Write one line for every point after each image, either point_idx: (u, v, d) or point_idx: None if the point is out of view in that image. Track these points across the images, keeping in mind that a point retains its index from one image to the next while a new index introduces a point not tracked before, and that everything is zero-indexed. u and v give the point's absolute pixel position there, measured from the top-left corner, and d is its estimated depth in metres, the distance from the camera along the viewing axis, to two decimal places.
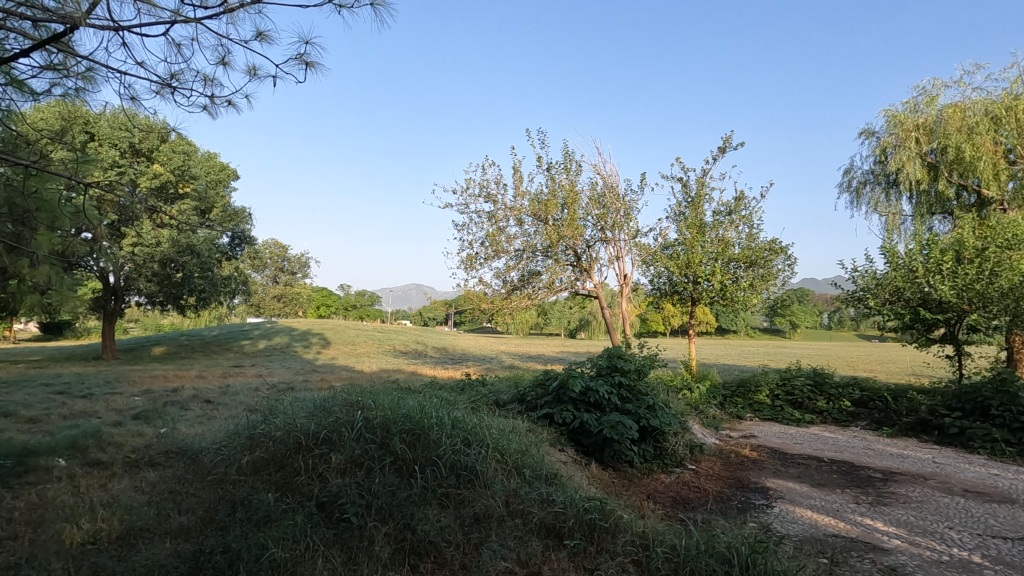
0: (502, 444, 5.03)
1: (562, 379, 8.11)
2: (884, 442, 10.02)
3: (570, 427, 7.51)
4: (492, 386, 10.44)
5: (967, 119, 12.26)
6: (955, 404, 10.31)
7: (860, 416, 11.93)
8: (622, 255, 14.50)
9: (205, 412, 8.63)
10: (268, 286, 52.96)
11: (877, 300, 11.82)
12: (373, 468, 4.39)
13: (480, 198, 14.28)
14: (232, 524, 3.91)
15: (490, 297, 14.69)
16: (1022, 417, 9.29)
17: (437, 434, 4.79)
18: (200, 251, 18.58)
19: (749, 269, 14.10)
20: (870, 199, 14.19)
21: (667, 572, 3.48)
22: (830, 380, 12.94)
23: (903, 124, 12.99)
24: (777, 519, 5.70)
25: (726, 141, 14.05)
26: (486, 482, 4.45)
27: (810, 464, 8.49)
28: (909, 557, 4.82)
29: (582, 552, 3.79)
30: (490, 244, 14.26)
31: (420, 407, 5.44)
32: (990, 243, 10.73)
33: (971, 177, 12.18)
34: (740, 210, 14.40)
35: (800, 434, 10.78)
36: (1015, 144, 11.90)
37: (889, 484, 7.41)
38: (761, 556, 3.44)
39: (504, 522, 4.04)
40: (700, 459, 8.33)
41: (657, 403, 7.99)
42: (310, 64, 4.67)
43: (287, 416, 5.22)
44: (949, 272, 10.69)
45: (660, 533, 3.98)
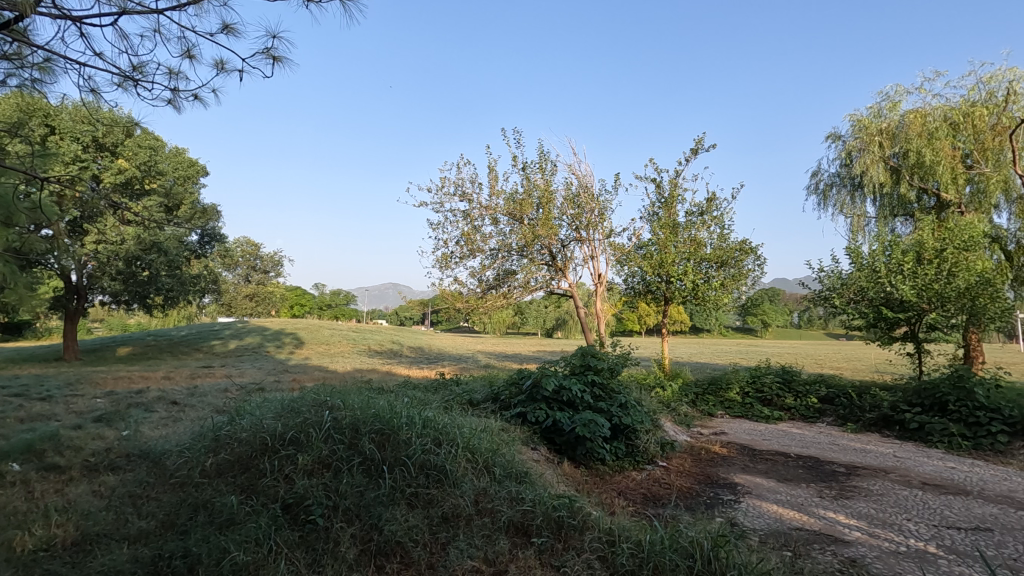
0: (472, 443, 5.02)
1: (535, 378, 8.14)
2: (849, 438, 10.31)
3: (543, 426, 7.54)
4: (466, 386, 10.41)
5: (927, 124, 12.68)
6: (915, 400, 10.66)
7: (826, 413, 12.24)
8: (596, 255, 14.59)
9: (171, 414, 8.41)
10: (239, 285, 51.91)
11: (842, 300, 12.17)
12: (341, 469, 4.34)
13: (455, 197, 14.24)
14: (194, 527, 3.82)
15: (465, 296, 14.67)
16: (977, 412, 9.66)
17: (407, 434, 4.76)
18: (167, 249, 18.09)
19: (720, 269, 14.36)
20: (837, 201, 14.56)
21: (631, 567, 3.52)
22: (798, 378, 13.26)
23: (867, 128, 13.38)
24: (743, 514, 5.82)
25: (698, 143, 14.25)
26: (456, 482, 4.43)
27: (777, 459, 8.69)
28: (868, 549, 4.98)
29: (549, 549, 3.81)
30: (465, 243, 14.23)
31: (390, 407, 5.39)
32: (948, 244, 11.11)
33: (931, 181, 12.62)
34: (712, 211, 14.64)
35: (769, 430, 11.03)
36: (972, 149, 12.34)
37: (852, 478, 7.63)
38: (723, 550, 3.52)
39: (472, 521, 4.03)
40: (671, 456, 8.47)
41: (629, 401, 8.11)
42: (277, 59, 4.62)
43: (254, 417, 5.13)
44: (910, 272, 11.04)
45: (626, 529, 4.03)
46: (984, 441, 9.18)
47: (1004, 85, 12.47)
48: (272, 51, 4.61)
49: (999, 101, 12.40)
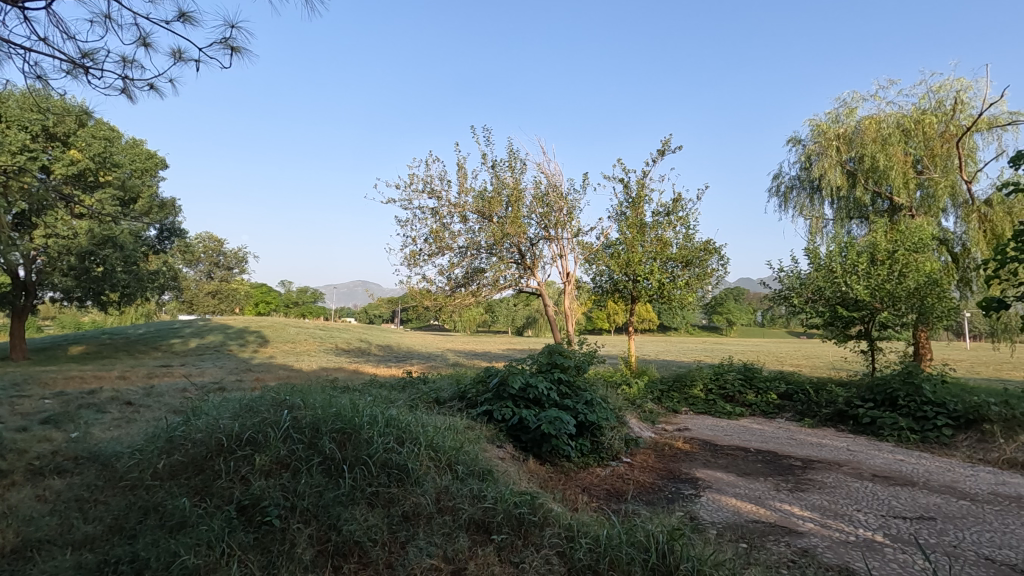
0: (436, 442, 4.99)
1: (502, 376, 8.14)
2: (805, 433, 10.66)
3: (509, 423, 7.54)
4: (432, 384, 10.32)
5: (881, 131, 13.22)
6: (868, 395, 11.08)
7: (785, 408, 12.62)
8: (565, 254, 14.69)
9: (124, 414, 8.12)
10: (201, 282, 50.38)
11: (800, 299, 12.57)
12: (300, 469, 4.26)
13: (424, 194, 14.12)
14: (143, 531, 3.71)
15: (434, 294, 14.60)
16: (924, 406, 10.12)
17: (369, 433, 4.71)
18: (124, 243, 17.40)
19: (685, 269, 14.63)
20: (797, 204, 15.01)
21: (588, 562, 3.56)
22: (759, 375, 13.63)
23: (826, 133, 13.89)
24: (703, 508, 5.97)
25: (665, 144, 14.48)
26: (417, 480, 4.40)
27: (737, 454, 8.91)
28: (819, 539, 5.16)
29: (508, 547, 3.83)
30: (433, 240, 14.15)
31: (353, 405, 5.32)
32: (899, 246, 11.57)
33: (884, 184, 13.13)
34: (678, 211, 14.89)
35: (730, 426, 11.31)
36: (922, 155, 12.89)
37: (807, 471, 7.89)
38: (677, 543, 3.60)
39: (433, 519, 4.01)
40: (635, 452, 8.60)
41: (595, 398, 8.20)
42: (236, 48, 4.52)
43: (210, 417, 5.00)
44: (864, 272, 11.48)
45: (585, 524, 4.08)
46: (930, 434, 9.62)
47: (952, 94, 13.06)
48: (231, 41, 4.49)
49: (947, 109, 12.97)
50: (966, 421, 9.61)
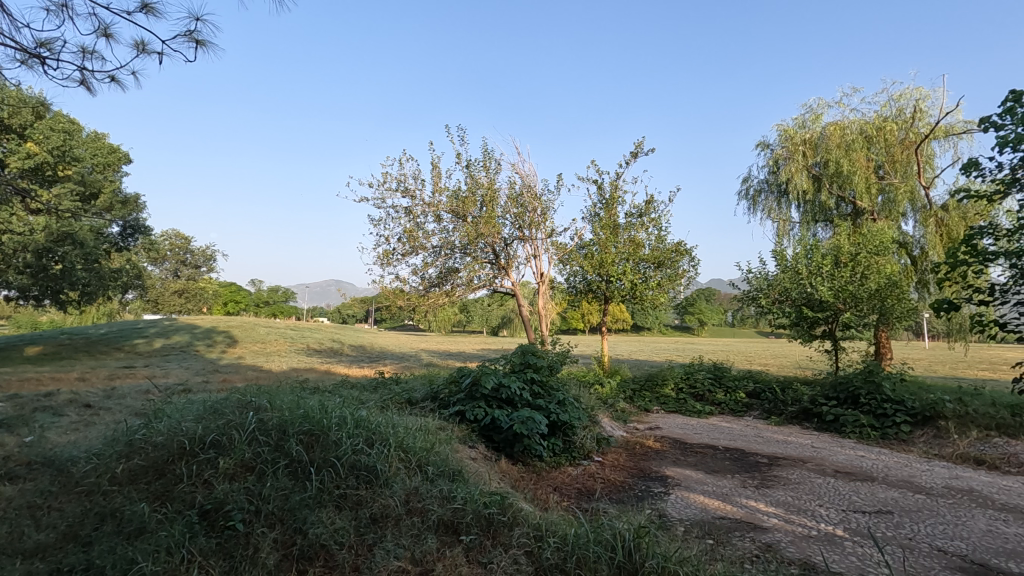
0: (406, 443, 4.96)
1: (474, 376, 8.11)
2: (772, 430, 10.92)
3: (481, 424, 7.52)
4: (405, 384, 10.23)
5: (845, 137, 13.65)
6: (832, 393, 11.40)
7: (753, 407, 12.89)
8: (539, 254, 14.74)
9: (83, 418, 7.83)
10: (167, 280, 48.95)
11: (768, 300, 12.87)
12: (265, 472, 4.18)
13: (398, 193, 13.99)
14: (99, 538, 3.59)
15: (407, 293, 14.49)
16: (884, 404, 10.47)
17: (337, 434, 4.64)
18: (84, 240, 16.80)
19: (657, 269, 14.82)
20: (765, 207, 15.34)
21: (556, 561, 3.58)
22: (728, 374, 13.90)
23: (793, 138, 14.27)
24: (672, 505, 6.07)
25: (638, 146, 14.66)
26: (387, 482, 4.36)
27: (706, 452, 9.08)
28: (783, 534, 5.29)
29: (477, 547, 3.83)
30: (407, 239, 14.04)
31: (321, 407, 5.25)
32: (861, 249, 11.92)
33: (848, 189, 13.54)
34: (650, 213, 15.08)
35: (700, 424, 11.51)
36: (884, 161, 13.32)
37: (773, 468, 8.09)
38: (644, 541, 3.65)
39: (402, 521, 3.98)
40: (606, 451, 8.69)
41: (567, 398, 8.26)
42: (200, 41, 4.42)
43: (173, 420, 4.86)
44: (828, 274, 11.81)
45: (554, 524, 4.10)
46: (890, 431, 9.96)
47: (912, 103, 13.53)
48: (195, 34, 4.37)
49: (907, 117, 13.44)
50: (923, 418, 9.97)
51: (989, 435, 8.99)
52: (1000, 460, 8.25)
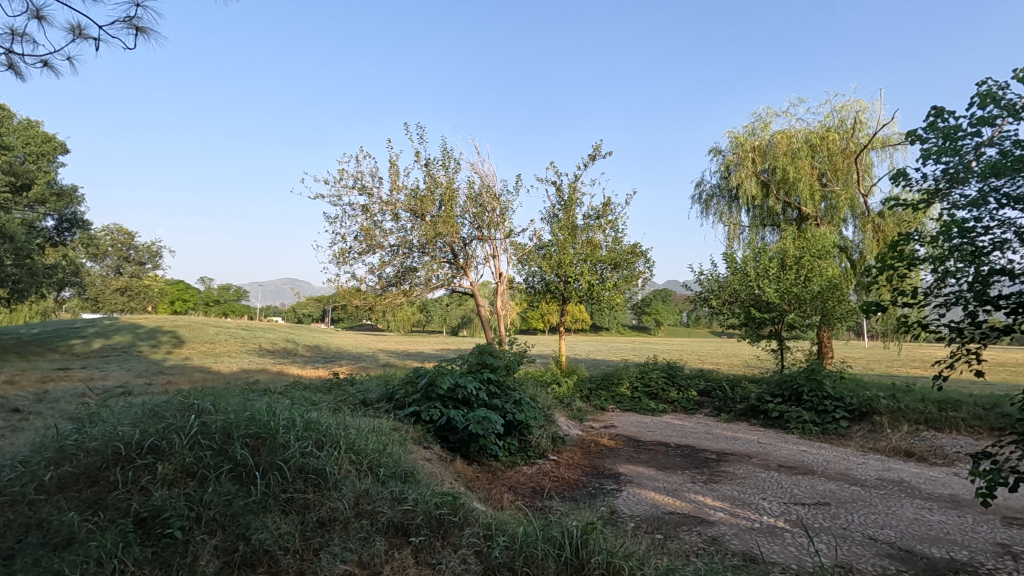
0: (357, 444, 4.89)
1: (430, 377, 8.04)
2: (722, 427, 11.29)
3: (437, 424, 7.46)
4: (360, 385, 10.08)
5: (791, 145, 14.25)
6: (777, 391, 11.87)
7: (704, 405, 13.29)
8: (497, 254, 14.75)
9: (9, 423, 7.34)
10: (109, 278, 46.48)
11: (719, 300, 13.31)
12: (207, 477, 4.04)
13: (354, 190, 13.71)
14: (21, 550, 3.38)
15: (364, 293, 14.26)
16: (825, 401, 10.99)
17: (285, 437, 4.53)
18: (14, 234, 15.77)
19: (614, 270, 15.09)
20: (717, 210, 15.82)
21: (505, 560, 3.60)
22: (681, 373, 14.28)
23: (743, 145, 14.82)
24: (624, 502, 6.20)
25: (596, 149, 14.90)
26: (336, 485, 4.28)
27: (658, 449, 9.31)
28: (728, 527, 5.48)
29: (425, 548, 3.80)
30: (364, 238, 13.81)
31: (269, 409, 5.10)
32: (805, 252, 12.46)
33: (794, 196, 14.16)
34: (608, 215, 15.34)
35: (653, 422, 11.78)
36: (827, 169, 13.97)
37: (721, 463, 8.37)
38: (591, 537, 3.71)
39: (350, 524, 3.92)
40: (561, 449, 8.80)
41: (523, 398, 8.31)
42: (141, 30, 4.24)
43: (108, 424, 4.63)
44: (774, 276, 12.30)
45: (505, 522, 4.13)
46: (830, 426, 10.47)
47: (852, 114, 14.25)
48: (135, 21, 4.17)
49: (848, 128, 14.15)
50: (860, 414, 10.55)
51: (919, 429, 9.57)
52: (927, 451, 8.79)
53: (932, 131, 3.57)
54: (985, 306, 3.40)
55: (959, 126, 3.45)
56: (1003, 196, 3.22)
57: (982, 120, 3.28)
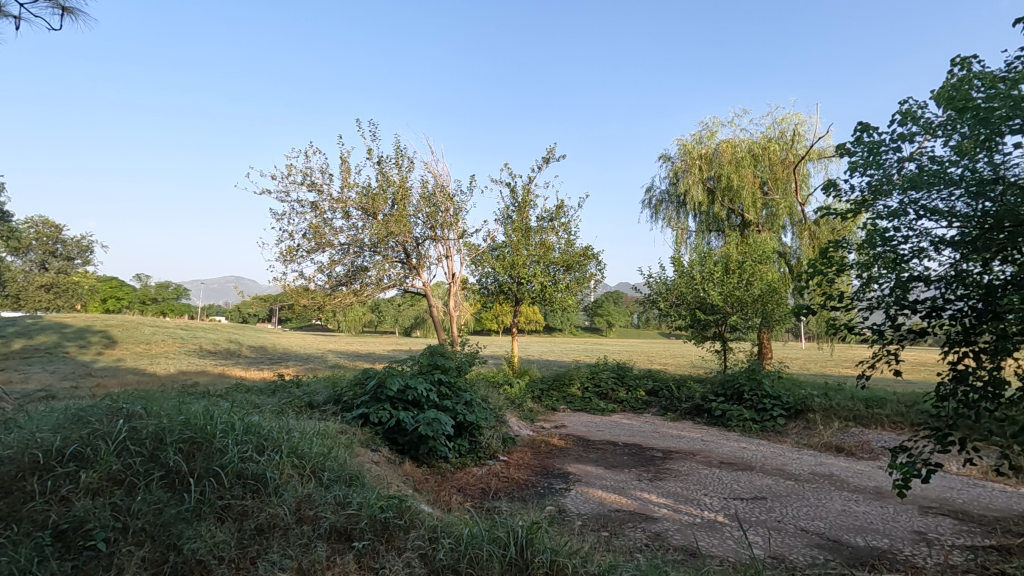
0: (301, 448, 4.76)
1: (379, 378, 7.88)
2: (668, 426, 11.63)
3: (386, 426, 7.33)
4: (306, 387, 9.80)
5: (736, 154, 14.85)
6: (720, 390, 12.32)
7: (652, 404, 13.65)
8: (450, 254, 14.66)
9: None
10: (32, 273, 43.36)
11: (666, 303, 13.71)
12: (136, 485, 3.83)
13: (303, 186, 13.30)
14: None
15: (312, 292, 13.88)
16: (764, 399, 11.50)
17: (223, 441, 4.35)
18: None
19: (566, 272, 15.29)
20: (666, 215, 16.27)
21: (449, 563, 3.58)
22: (630, 373, 14.61)
23: (691, 153, 15.35)
24: (572, 501, 6.29)
25: (550, 152, 15.06)
26: (276, 490, 4.15)
27: (607, 448, 9.49)
28: (671, 523, 5.65)
29: (369, 553, 3.74)
30: (312, 236, 13.43)
31: (207, 412, 4.89)
32: (747, 257, 13.00)
33: (737, 203, 14.77)
34: (561, 217, 15.52)
35: (603, 422, 11.99)
36: (768, 178, 14.63)
37: (667, 461, 8.62)
38: (535, 537, 3.74)
39: (290, 531, 3.81)
40: (512, 450, 8.83)
41: (475, 399, 8.28)
42: (69, 10, 3.98)
43: (25, 430, 4.31)
44: (718, 279, 12.79)
45: (450, 524, 4.11)
46: (768, 424, 10.98)
47: (792, 127, 14.98)
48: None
49: (788, 139, 14.86)
50: (795, 411, 11.12)
51: (848, 425, 10.15)
52: (855, 446, 9.33)
53: (858, 144, 3.79)
54: (905, 310, 3.65)
55: (882, 141, 3.69)
56: (921, 208, 3.47)
57: (902, 136, 3.53)
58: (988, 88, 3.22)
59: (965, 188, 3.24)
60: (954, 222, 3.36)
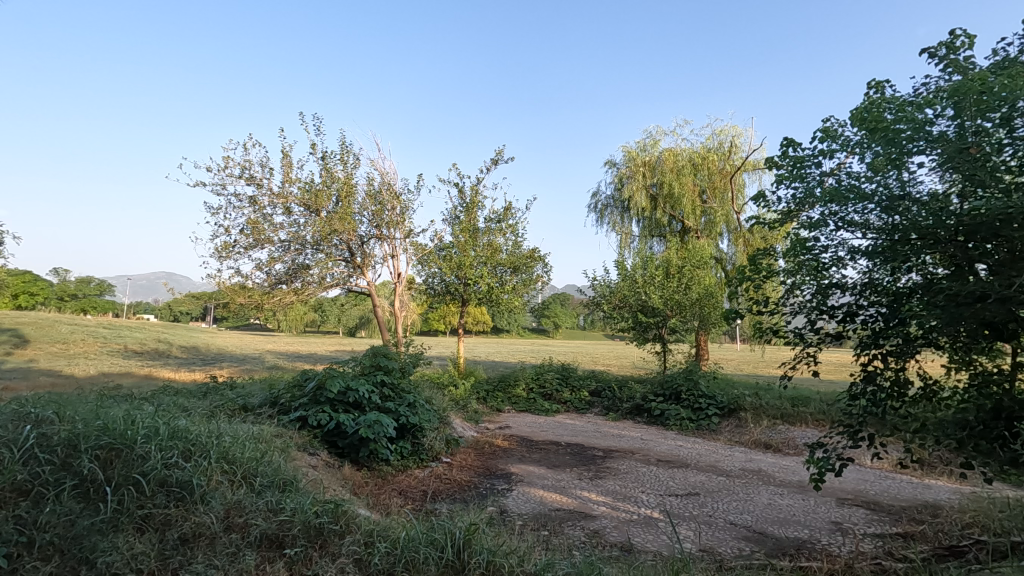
0: (232, 453, 4.56)
1: (319, 379, 7.65)
2: (609, 426, 11.90)
3: (325, 429, 7.12)
4: (241, 389, 9.41)
5: (677, 163, 15.39)
6: (659, 390, 12.72)
7: (595, 404, 13.94)
8: (396, 254, 14.43)
9: None
10: None
11: (610, 305, 14.04)
12: (44, 496, 3.56)
13: (241, 179, 12.73)
14: None
15: (249, 290, 13.34)
16: (700, 399, 11.98)
17: (145, 446, 4.11)
18: None
19: (513, 274, 15.39)
20: (611, 219, 16.64)
21: (384, 567, 3.53)
22: (574, 374, 14.85)
23: (635, 160, 15.81)
24: (514, 501, 6.35)
25: (499, 154, 15.09)
26: (203, 498, 3.95)
27: (550, 448, 9.61)
28: (609, 520, 5.79)
29: (301, 560, 3.63)
30: (250, 231, 12.89)
31: (128, 417, 4.60)
32: (686, 262, 13.49)
33: (678, 210, 15.33)
34: (508, 219, 15.58)
35: (546, 422, 12.14)
36: (707, 187, 15.24)
37: (608, 460, 8.82)
38: (473, 538, 3.75)
39: (217, 539, 3.64)
40: (455, 452, 8.79)
41: (418, 400, 8.18)
42: None
43: None
44: (659, 283, 13.25)
45: (388, 528, 4.06)
46: (703, 422, 11.48)
47: (729, 138, 15.66)
48: None
49: (725, 150, 15.51)
50: (729, 411, 11.63)
51: (776, 423, 10.72)
52: (782, 443, 9.87)
53: (785, 158, 4.01)
54: (824, 315, 3.89)
55: (806, 155, 3.93)
56: (840, 220, 3.72)
57: (823, 152, 3.77)
58: (898, 111, 3.50)
59: (878, 202, 3.49)
60: (868, 233, 3.61)
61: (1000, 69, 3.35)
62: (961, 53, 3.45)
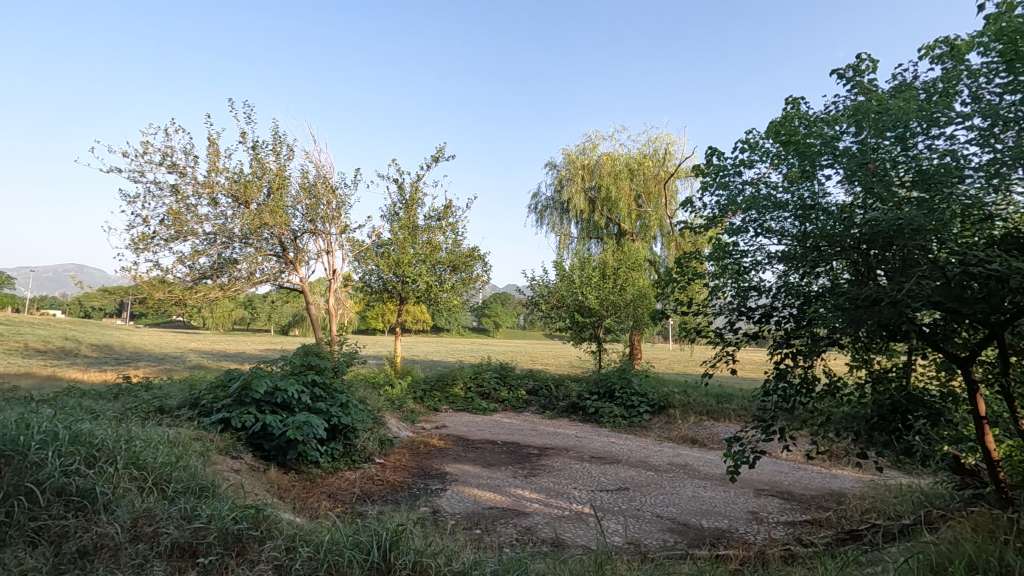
0: (142, 458, 4.26)
1: (245, 379, 7.29)
2: (544, 424, 12.07)
3: (249, 431, 6.80)
4: (158, 390, 8.82)
5: (615, 167, 15.84)
6: (594, 389, 13.01)
7: (532, 403, 14.08)
8: (331, 250, 14.00)
9: None
10: None
11: (548, 305, 14.26)
12: None
13: (162, 167, 11.95)
14: None
15: (169, 285, 12.52)
16: (632, 397, 12.36)
17: (41, 454, 3.78)
18: None
19: (452, 273, 15.28)
20: (550, 221, 16.88)
21: (305, 572, 3.41)
22: (512, 373, 14.94)
23: (575, 163, 16.14)
24: (447, 500, 6.31)
25: (439, 151, 14.96)
26: (107, 507, 3.67)
27: (486, 447, 9.63)
28: (541, 517, 5.87)
29: (216, 568, 3.44)
30: (171, 222, 12.11)
31: (21, 420, 4.21)
32: (622, 264, 13.89)
33: (615, 213, 15.74)
34: (448, 217, 15.46)
35: (484, 421, 12.13)
36: (643, 191, 15.76)
37: (542, 457, 8.93)
38: (400, 540, 3.69)
39: (122, 550, 3.39)
40: (388, 452, 8.62)
41: (351, 400, 7.96)
42: None
43: None
44: (596, 284, 13.60)
45: (312, 532, 3.93)
46: (635, 419, 11.85)
47: (664, 146, 16.28)
48: None
49: (660, 157, 16.10)
50: (658, 408, 12.06)
51: (702, 419, 11.22)
52: (706, 438, 10.35)
53: (709, 166, 4.22)
54: (742, 316, 4.11)
55: (727, 165, 4.15)
56: (758, 227, 3.94)
57: (743, 162, 4.00)
58: (810, 127, 3.76)
59: (792, 210, 3.72)
60: (783, 239, 3.84)
61: (899, 92, 3.66)
62: (865, 76, 3.75)
